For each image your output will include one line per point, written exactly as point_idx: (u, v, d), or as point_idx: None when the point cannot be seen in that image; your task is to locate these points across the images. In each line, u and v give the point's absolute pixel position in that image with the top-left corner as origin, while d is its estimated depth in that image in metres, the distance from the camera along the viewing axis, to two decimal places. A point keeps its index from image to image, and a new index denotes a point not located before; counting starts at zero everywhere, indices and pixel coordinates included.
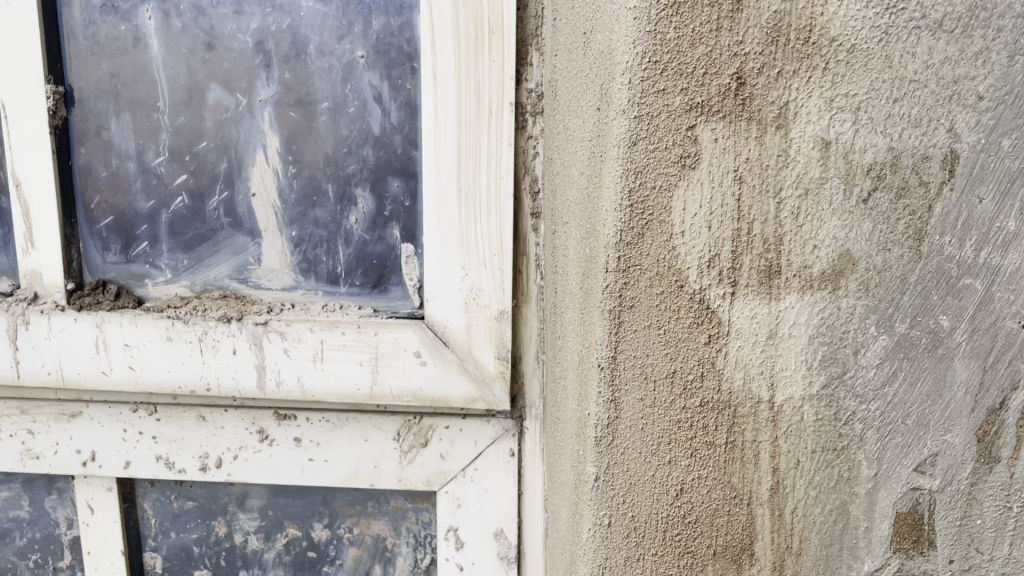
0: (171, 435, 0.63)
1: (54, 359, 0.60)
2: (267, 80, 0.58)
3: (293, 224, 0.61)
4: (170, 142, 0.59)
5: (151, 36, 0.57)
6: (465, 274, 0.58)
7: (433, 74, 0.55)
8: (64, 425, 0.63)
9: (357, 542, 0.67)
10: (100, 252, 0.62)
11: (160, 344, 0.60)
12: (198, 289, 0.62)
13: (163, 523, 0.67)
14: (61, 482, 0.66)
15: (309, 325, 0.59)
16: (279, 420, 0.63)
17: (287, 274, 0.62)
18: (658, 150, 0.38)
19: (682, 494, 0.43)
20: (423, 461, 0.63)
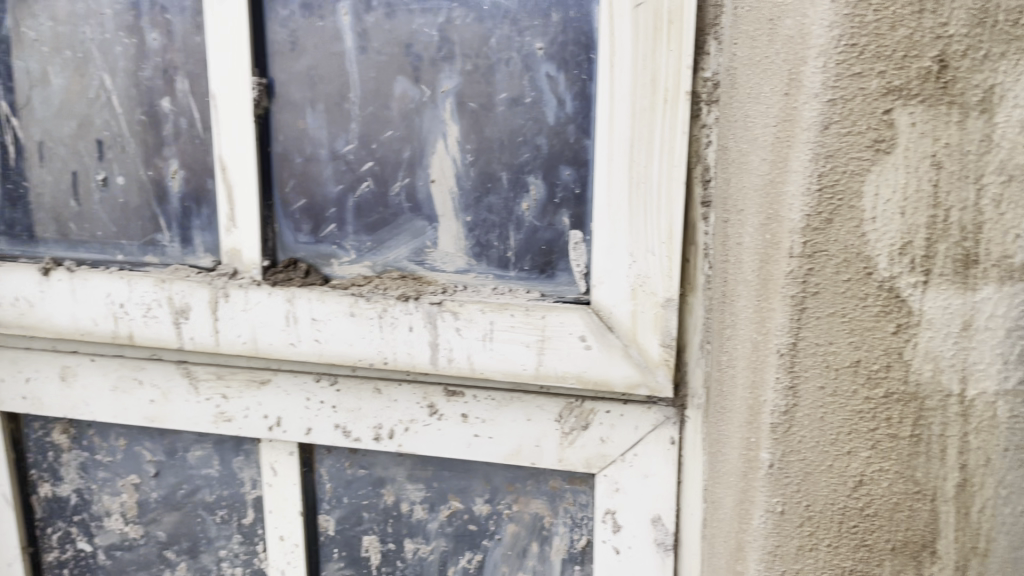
0: (349, 406, 0.68)
1: (249, 330, 0.66)
2: (450, 72, 0.61)
3: (468, 209, 0.63)
4: (360, 130, 0.63)
5: (346, 32, 0.62)
6: (634, 261, 0.59)
7: (611, 64, 0.56)
8: (254, 390, 0.69)
9: (516, 518, 0.69)
10: (292, 233, 0.67)
11: (343, 319, 0.64)
12: (379, 269, 0.66)
13: (337, 488, 0.71)
14: (248, 444, 0.72)
15: (480, 306, 0.62)
16: (448, 396, 0.66)
17: (460, 258, 0.64)
18: (850, 134, 0.39)
19: (860, 486, 0.43)
20: (584, 443, 0.64)
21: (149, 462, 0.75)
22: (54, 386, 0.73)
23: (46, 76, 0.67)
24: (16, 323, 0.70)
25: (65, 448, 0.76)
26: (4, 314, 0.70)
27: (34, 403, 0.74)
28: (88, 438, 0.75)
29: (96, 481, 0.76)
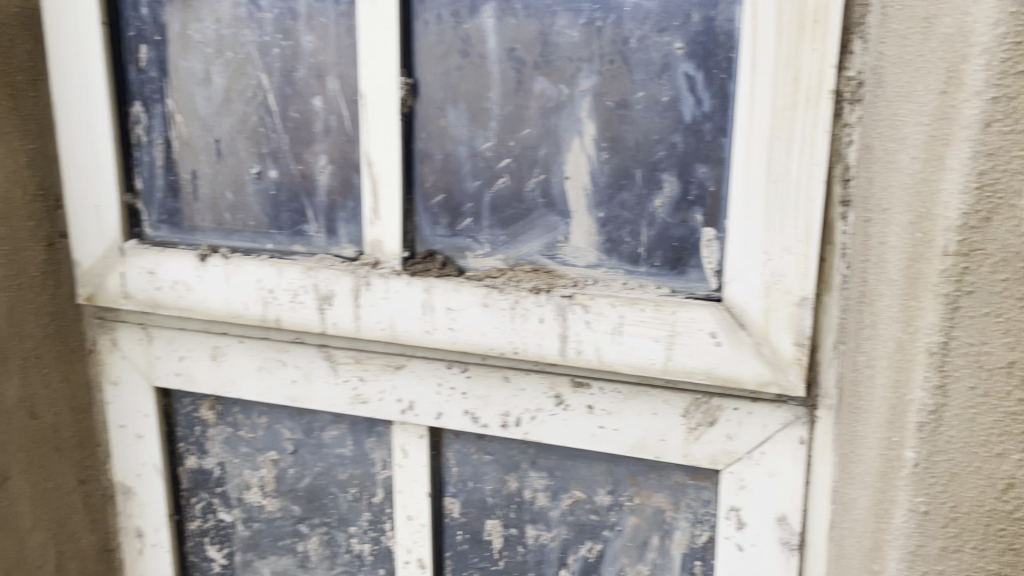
0: (479, 393, 0.70)
1: (388, 317, 0.69)
2: (589, 72, 0.63)
3: (602, 206, 0.65)
4: (498, 128, 0.66)
5: (489, 33, 0.64)
6: (769, 260, 0.59)
7: (753, 63, 0.57)
8: (390, 374, 0.73)
9: (638, 510, 0.70)
10: (430, 226, 0.70)
11: (477, 310, 0.67)
12: (511, 262, 0.68)
13: (463, 473, 0.74)
14: (381, 426, 0.76)
15: (611, 300, 0.63)
16: (575, 387, 0.67)
17: (592, 253, 0.66)
18: (1013, 132, 0.38)
19: (1010, 489, 0.42)
20: (710, 439, 0.65)
21: (287, 439, 0.79)
22: (204, 364, 0.78)
23: (208, 75, 0.72)
24: (174, 305, 0.75)
25: (212, 423, 0.81)
26: (163, 296, 0.75)
27: (186, 380, 0.79)
28: (232, 415, 0.80)
29: (238, 455, 0.81)
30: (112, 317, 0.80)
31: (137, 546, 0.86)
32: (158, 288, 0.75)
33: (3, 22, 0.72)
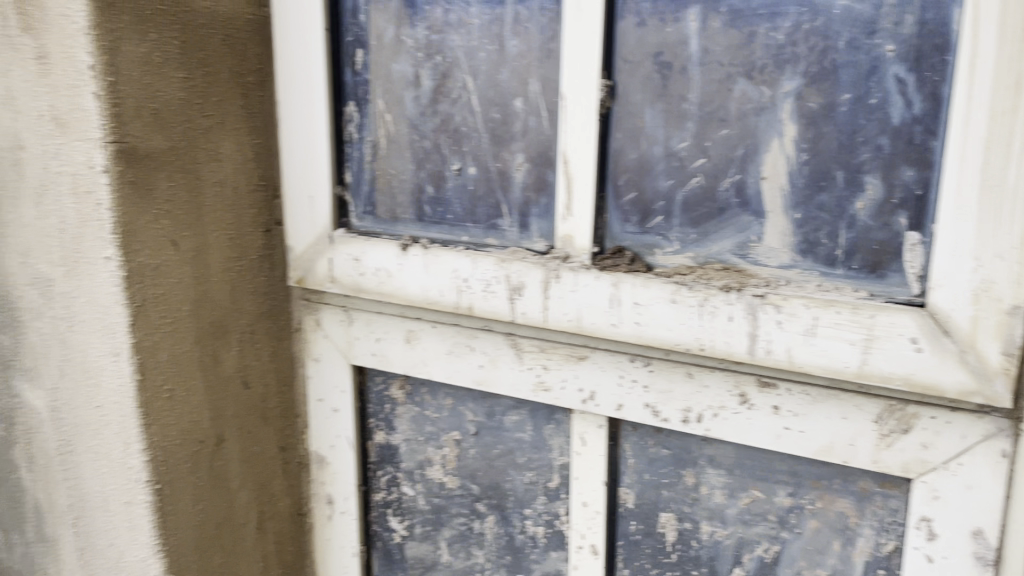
0: (660, 387, 0.72)
1: (576, 309, 0.72)
2: (792, 74, 0.63)
3: (799, 207, 0.65)
4: (695, 129, 0.67)
5: (692, 36, 0.66)
6: (979, 266, 0.58)
7: (972, 65, 0.56)
8: (572, 364, 0.75)
9: (819, 514, 0.70)
10: (620, 223, 0.72)
11: (664, 305, 0.68)
12: (701, 260, 0.69)
13: (640, 465, 0.76)
14: (560, 414, 0.79)
15: (805, 301, 0.64)
16: (760, 387, 0.68)
17: (785, 253, 0.67)
18: None
19: None
20: (903, 446, 0.64)
21: (470, 421, 0.84)
22: (399, 346, 0.84)
23: (417, 78, 0.77)
24: (376, 290, 0.81)
25: (400, 401, 0.87)
26: (366, 281, 0.82)
27: (381, 360, 0.85)
28: (420, 395, 0.86)
29: (424, 433, 0.87)
30: (318, 299, 0.88)
31: (327, 512, 0.93)
32: (362, 274, 0.82)
33: (240, 29, 0.80)
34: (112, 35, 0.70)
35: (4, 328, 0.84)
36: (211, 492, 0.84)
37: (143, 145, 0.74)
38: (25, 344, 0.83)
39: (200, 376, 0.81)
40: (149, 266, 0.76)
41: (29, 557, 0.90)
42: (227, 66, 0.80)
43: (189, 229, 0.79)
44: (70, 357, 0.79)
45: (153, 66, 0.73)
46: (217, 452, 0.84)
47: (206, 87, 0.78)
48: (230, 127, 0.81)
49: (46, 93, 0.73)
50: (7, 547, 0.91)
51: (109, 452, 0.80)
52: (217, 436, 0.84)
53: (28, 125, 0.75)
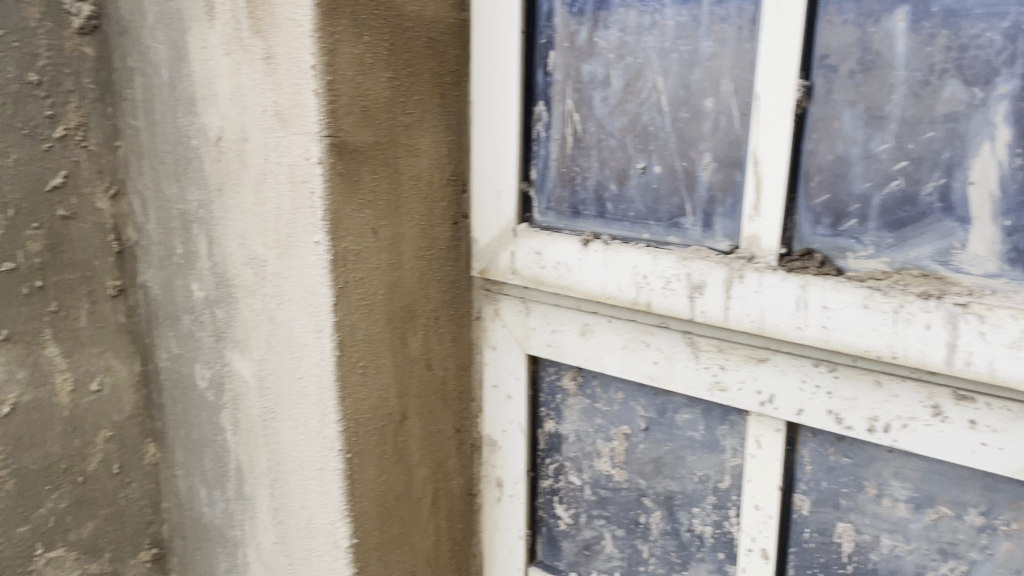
0: (846, 394, 0.70)
1: (758, 309, 0.72)
2: (1010, 75, 0.60)
3: (1010, 214, 0.62)
4: (898, 131, 0.66)
5: (899, 36, 0.64)
6: None
7: None
8: (752, 366, 0.75)
9: (1014, 537, 0.66)
10: (811, 225, 0.71)
11: (855, 310, 0.67)
12: (897, 266, 0.68)
13: (817, 472, 0.75)
14: (734, 415, 0.79)
15: (1012, 312, 0.60)
16: (956, 400, 0.65)
17: (992, 262, 0.64)
18: None
19: None
20: None
21: (641, 417, 0.85)
22: (574, 339, 0.86)
23: (608, 78, 0.79)
24: (555, 283, 0.84)
25: (572, 393, 0.90)
26: (546, 275, 0.84)
27: (555, 350, 0.88)
28: (591, 388, 0.88)
29: (593, 425, 0.89)
30: (498, 289, 0.92)
31: (496, 494, 0.97)
32: (543, 267, 0.85)
33: (442, 31, 0.85)
34: (333, 37, 0.76)
35: (220, 303, 0.93)
36: (394, 465, 0.90)
37: (354, 139, 0.80)
38: (237, 318, 0.92)
39: (389, 356, 0.87)
40: (353, 251, 0.82)
41: (227, 512, 0.99)
42: (428, 67, 0.85)
43: (388, 219, 0.85)
44: (278, 331, 0.87)
45: (365, 66, 0.79)
46: (400, 428, 0.90)
47: (409, 86, 0.84)
48: (427, 124, 0.86)
49: (270, 91, 0.80)
50: (209, 502, 1.01)
51: (306, 421, 0.87)
52: (401, 413, 0.90)
53: (254, 120, 0.83)
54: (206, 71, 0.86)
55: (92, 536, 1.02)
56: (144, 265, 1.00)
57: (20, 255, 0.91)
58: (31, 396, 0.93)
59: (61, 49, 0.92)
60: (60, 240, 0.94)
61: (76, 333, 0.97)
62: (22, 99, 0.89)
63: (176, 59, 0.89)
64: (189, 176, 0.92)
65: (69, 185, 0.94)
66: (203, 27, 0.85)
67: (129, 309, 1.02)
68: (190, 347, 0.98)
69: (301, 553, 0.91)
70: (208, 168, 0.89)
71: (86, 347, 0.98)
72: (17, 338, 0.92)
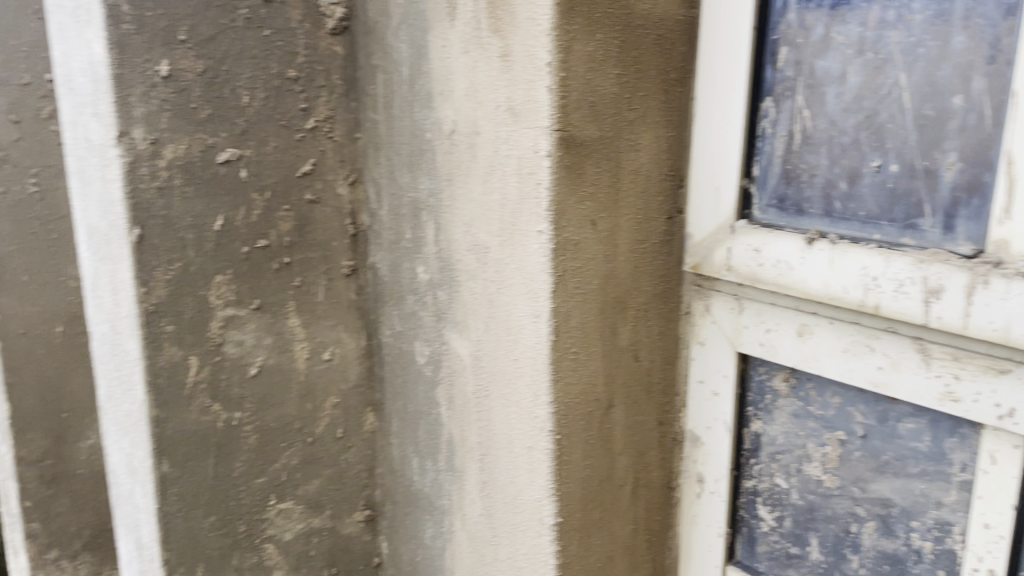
0: None
1: (1004, 317, 0.67)
2: None
3: None
4: None
5: None
6: None
7: None
8: (991, 377, 0.70)
9: None
10: None
11: None
12: None
13: None
14: (965, 428, 0.74)
15: None
16: None
17: None
18: None
19: None
20: None
21: (859, 423, 0.82)
22: (790, 339, 0.85)
23: (844, 75, 0.78)
24: (773, 281, 0.83)
25: (783, 394, 0.89)
26: (765, 273, 0.84)
27: (769, 350, 0.87)
28: (805, 390, 0.86)
29: (805, 429, 0.87)
30: (710, 285, 0.92)
31: (697, 490, 0.98)
32: (761, 265, 0.84)
33: (670, 29, 0.87)
34: (570, 35, 0.79)
35: (442, 285, 1.00)
36: (597, 451, 0.92)
37: (581, 133, 0.82)
38: (458, 301, 0.98)
39: (600, 344, 0.90)
40: (572, 241, 0.85)
41: (437, 482, 1.06)
42: (655, 63, 0.87)
43: (607, 211, 0.87)
44: (497, 315, 0.92)
45: (596, 63, 0.82)
46: (606, 416, 0.92)
47: (636, 82, 0.86)
48: (650, 119, 0.88)
49: (504, 87, 0.85)
50: (420, 471, 1.09)
51: (519, 401, 0.91)
52: (608, 401, 0.92)
53: (487, 115, 0.88)
54: (445, 68, 0.92)
55: (317, 493, 1.13)
56: (375, 248, 1.10)
57: (272, 234, 1.03)
58: (275, 360, 1.06)
59: (316, 48, 1.02)
60: (306, 222, 1.06)
61: (315, 307, 1.09)
62: (282, 94, 1.00)
63: (418, 57, 0.96)
64: (421, 167, 0.99)
65: (316, 172, 1.05)
66: (445, 26, 0.91)
67: (360, 288, 1.13)
68: (412, 325, 1.06)
69: (506, 526, 0.95)
70: (440, 158, 0.96)
71: (322, 320, 1.10)
72: (267, 308, 1.04)
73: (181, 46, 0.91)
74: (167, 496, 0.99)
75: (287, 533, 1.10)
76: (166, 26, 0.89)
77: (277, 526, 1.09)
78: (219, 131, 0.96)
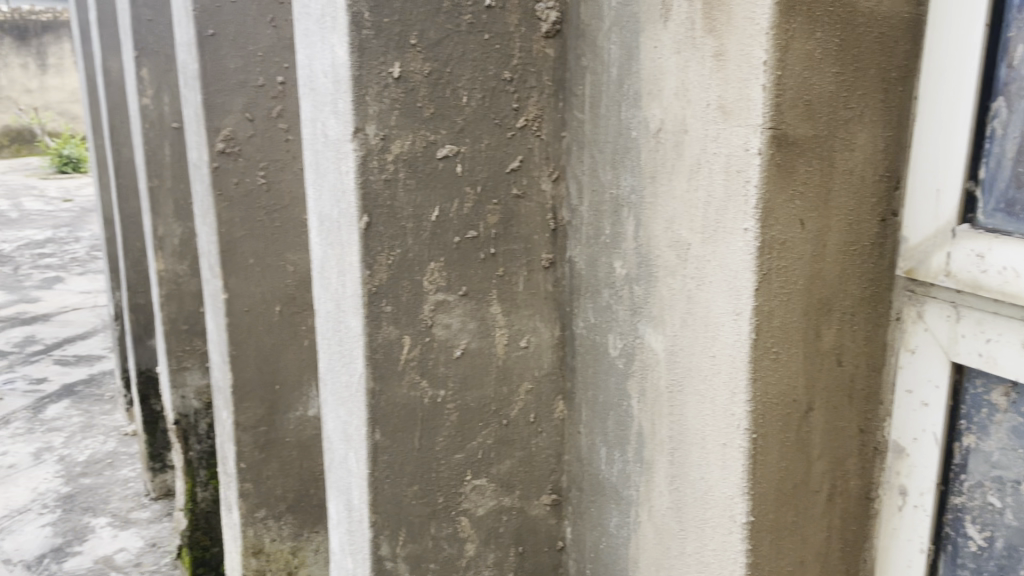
0: None
1: None
2: None
3: None
4: None
5: None
6: None
7: None
8: None
9: None
10: None
11: None
12: None
13: None
14: None
15: None
16: None
17: None
18: None
19: None
20: None
21: None
22: (1016, 352, 0.79)
23: None
24: (998, 289, 0.78)
25: (1002, 409, 0.83)
26: (988, 280, 0.79)
27: (989, 362, 0.81)
28: None
29: None
30: (924, 292, 0.88)
31: (898, 503, 0.94)
32: (985, 271, 0.79)
33: (894, 27, 0.85)
34: (788, 34, 0.80)
35: (640, 280, 1.02)
36: (794, 453, 0.91)
37: (794, 132, 0.82)
38: (655, 296, 1.00)
39: (802, 346, 0.89)
40: (780, 240, 0.85)
41: (625, 473, 1.09)
42: (876, 62, 0.85)
43: (817, 211, 0.86)
44: (695, 311, 0.93)
45: (814, 61, 0.82)
46: (805, 418, 0.91)
47: (853, 81, 0.85)
48: (867, 119, 0.87)
49: (716, 86, 0.86)
50: (608, 461, 1.12)
51: (714, 398, 0.91)
52: (807, 403, 0.91)
53: (696, 114, 0.89)
54: (656, 68, 0.94)
55: (508, 473, 1.18)
56: (573, 242, 1.14)
57: (481, 226, 1.10)
58: (478, 344, 1.13)
59: (530, 51, 1.08)
60: (512, 216, 1.12)
61: (516, 296, 1.15)
62: (497, 94, 1.07)
63: (627, 58, 0.99)
64: (624, 165, 1.02)
65: (523, 168, 1.11)
66: (658, 27, 0.93)
67: (556, 280, 1.17)
68: (606, 318, 1.09)
69: (695, 521, 0.96)
70: (645, 156, 0.98)
71: (521, 309, 1.16)
72: (473, 295, 1.12)
73: (411, 50, 1.01)
74: (378, 462, 1.10)
75: (480, 508, 1.17)
76: (399, 32, 1.00)
77: (472, 500, 1.17)
78: (440, 128, 1.05)
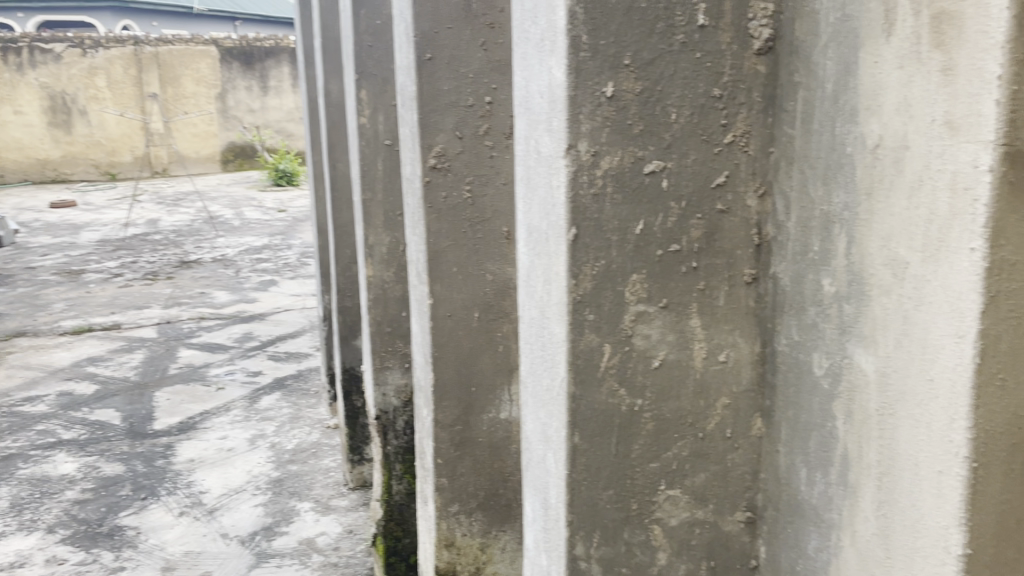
0: None
1: None
2: None
3: None
4: None
5: None
6: None
7: None
8: None
9: None
10: None
11: None
12: None
13: None
14: None
15: None
16: None
17: None
18: None
19: None
20: None
21: None
22: None
23: None
24: None
25: None
26: None
27: None
28: None
29: None
30: None
31: None
32: None
33: None
34: None
35: (851, 298, 1.00)
36: (1020, 488, 0.86)
37: None
38: (867, 316, 0.97)
39: None
40: (1010, 261, 0.81)
41: (827, 495, 1.06)
42: None
43: None
44: (912, 332, 0.90)
45: None
46: None
47: None
48: None
49: (943, 100, 0.83)
50: (808, 482, 1.10)
51: (930, 423, 0.88)
52: None
53: (918, 129, 0.87)
54: (876, 83, 0.92)
55: (702, 486, 1.19)
56: (778, 258, 1.12)
57: (684, 239, 1.12)
58: (675, 356, 1.16)
59: (741, 68, 1.09)
60: (715, 231, 1.13)
61: (716, 311, 1.16)
62: (705, 111, 1.09)
63: (845, 73, 0.97)
64: (837, 181, 1.00)
65: (729, 184, 1.12)
66: (880, 42, 0.92)
67: (759, 296, 1.16)
68: (812, 336, 1.07)
69: (904, 549, 0.93)
70: (861, 172, 0.96)
71: (721, 323, 1.16)
72: (673, 307, 1.14)
73: (625, 69, 1.07)
74: (576, 464, 1.16)
75: (673, 519, 1.20)
76: (614, 53, 1.06)
77: (665, 510, 1.19)
78: (648, 145, 1.09)
